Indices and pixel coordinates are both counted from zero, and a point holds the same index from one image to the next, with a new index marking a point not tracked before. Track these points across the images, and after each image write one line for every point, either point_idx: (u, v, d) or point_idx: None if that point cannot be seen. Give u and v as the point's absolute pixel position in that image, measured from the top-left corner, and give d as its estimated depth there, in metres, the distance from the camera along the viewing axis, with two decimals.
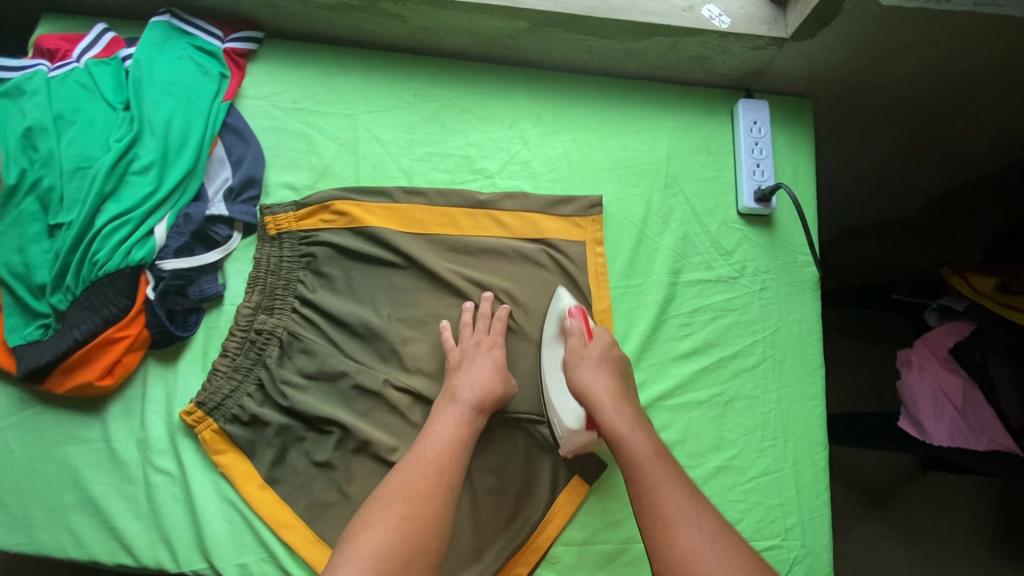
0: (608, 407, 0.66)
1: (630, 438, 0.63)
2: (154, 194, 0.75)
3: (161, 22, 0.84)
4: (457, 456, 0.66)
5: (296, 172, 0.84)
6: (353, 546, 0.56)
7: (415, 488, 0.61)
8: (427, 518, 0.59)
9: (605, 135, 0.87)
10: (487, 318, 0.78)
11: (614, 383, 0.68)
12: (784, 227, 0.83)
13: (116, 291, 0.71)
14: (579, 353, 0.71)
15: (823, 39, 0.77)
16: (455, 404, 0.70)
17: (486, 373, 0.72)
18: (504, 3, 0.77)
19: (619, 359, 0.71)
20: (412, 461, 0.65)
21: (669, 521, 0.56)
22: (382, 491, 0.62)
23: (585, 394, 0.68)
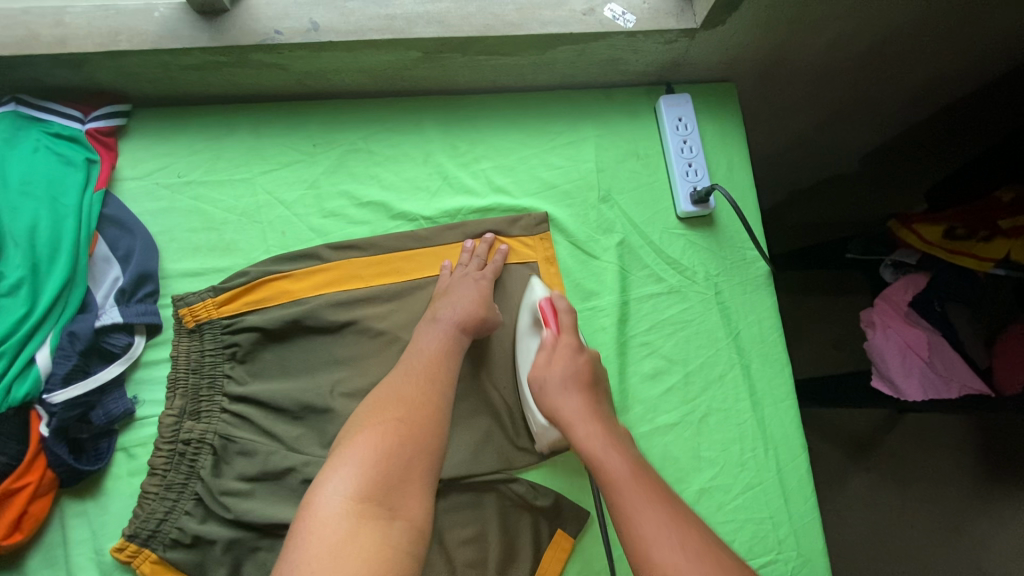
0: (581, 432, 0.61)
1: (609, 461, 0.57)
2: (28, 316, 0.65)
3: (6, 112, 0.73)
4: (447, 369, 0.66)
5: (196, 254, 0.75)
6: (343, 469, 0.55)
7: (408, 399, 0.61)
8: (422, 424, 0.59)
9: (528, 156, 0.81)
10: (479, 256, 0.76)
11: (588, 404, 0.64)
12: (727, 224, 0.79)
13: (3, 439, 0.62)
14: (541, 372, 0.67)
15: (733, 23, 0.73)
16: (437, 325, 0.69)
17: (469, 296, 0.71)
18: (389, 36, 0.70)
19: (587, 368, 0.66)
20: (399, 377, 0.64)
21: (650, 552, 0.48)
22: (371, 407, 0.61)
23: (560, 421, 0.64)
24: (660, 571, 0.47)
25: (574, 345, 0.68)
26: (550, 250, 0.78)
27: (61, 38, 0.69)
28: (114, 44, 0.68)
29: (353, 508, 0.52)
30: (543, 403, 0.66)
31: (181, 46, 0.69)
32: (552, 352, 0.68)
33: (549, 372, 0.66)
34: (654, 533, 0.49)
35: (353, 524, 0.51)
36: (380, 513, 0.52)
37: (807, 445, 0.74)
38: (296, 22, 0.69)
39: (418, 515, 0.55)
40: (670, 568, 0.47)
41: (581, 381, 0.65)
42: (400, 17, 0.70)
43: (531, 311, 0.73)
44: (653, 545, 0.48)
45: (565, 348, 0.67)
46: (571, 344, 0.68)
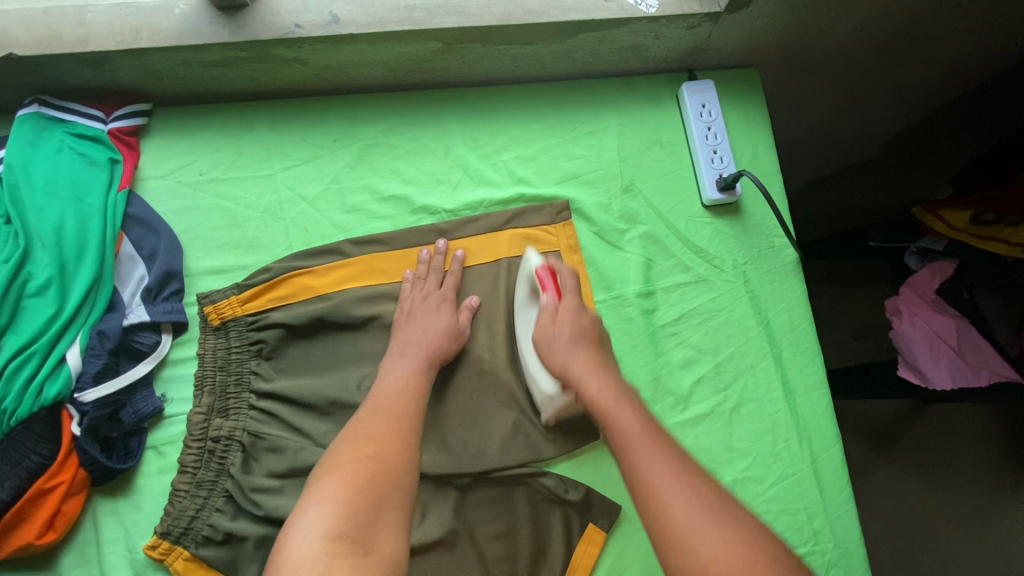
0: (591, 385, 0.61)
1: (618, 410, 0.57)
2: (58, 317, 0.65)
3: (30, 114, 0.74)
4: (418, 401, 0.64)
5: (221, 252, 0.75)
6: (317, 508, 0.53)
7: (378, 433, 0.60)
8: (394, 459, 0.58)
9: (550, 146, 0.80)
10: (438, 270, 0.75)
11: (594, 357, 0.64)
12: (754, 211, 0.78)
13: (35, 438, 0.62)
14: (547, 331, 0.66)
15: (758, 6, 0.71)
16: (405, 356, 0.68)
17: (433, 326, 0.70)
18: (410, 27, 0.69)
19: (592, 327, 0.67)
20: (369, 412, 0.62)
21: (661, 499, 0.49)
22: (340, 445, 0.59)
23: (568, 375, 0.63)
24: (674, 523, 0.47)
25: (577, 304, 0.67)
26: (573, 238, 0.77)
27: (83, 37, 0.69)
28: (136, 42, 0.68)
29: (326, 547, 0.49)
30: (551, 359, 0.65)
31: (201, 42, 0.69)
32: (557, 313, 0.67)
33: (557, 329, 0.66)
34: (664, 478, 0.50)
35: (327, 563, 0.48)
36: (355, 550, 0.50)
37: (841, 435, 0.73)
38: (315, 15, 0.69)
39: (394, 549, 0.53)
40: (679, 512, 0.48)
41: (590, 338, 0.66)
42: (420, 8, 0.69)
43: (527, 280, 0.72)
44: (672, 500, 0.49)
45: (568, 310, 0.67)
46: (574, 304, 0.67)
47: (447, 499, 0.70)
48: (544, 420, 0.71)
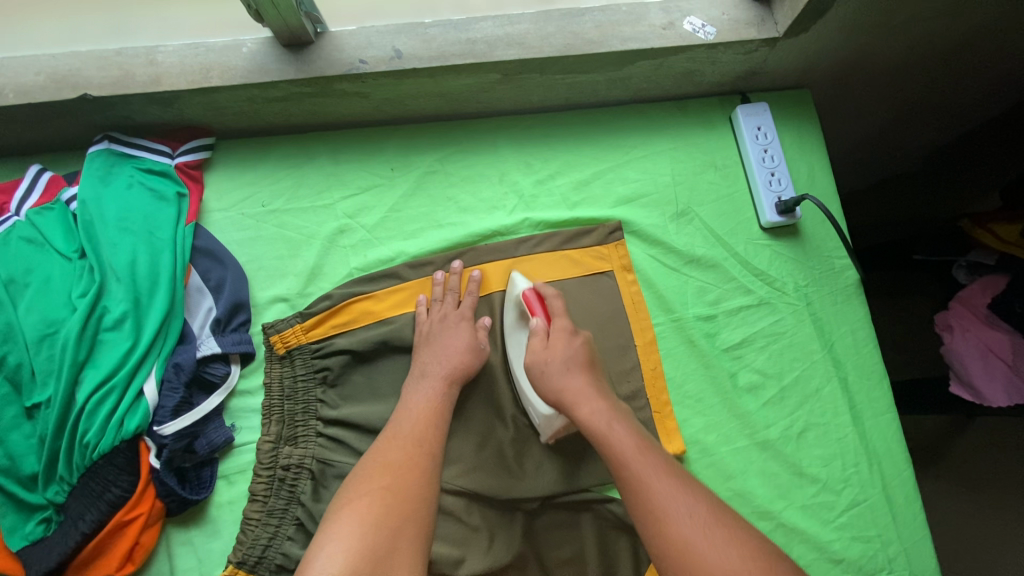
0: (585, 408, 0.62)
1: (617, 436, 0.60)
2: (134, 350, 0.67)
3: (100, 150, 0.76)
4: (437, 428, 0.66)
5: (284, 281, 0.76)
6: (330, 543, 0.55)
7: (393, 463, 0.62)
8: (407, 492, 0.61)
9: (604, 170, 0.81)
10: (453, 291, 0.75)
11: (591, 387, 0.65)
12: (813, 232, 0.78)
13: (116, 471, 0.64)
14: (541, 355, 0.66)
15: (816, 31, 0.72)
16: (426, 380, 0.69)
17: (454, 343, 0.70)
18: (471, 60, 0.70)
19: (583, 349, 0.67)
20: (388, 438, 0.65)
21: (665, 522, 0.53)
22: (357, 476, 0.62)
23: (564, 401, 0.64)
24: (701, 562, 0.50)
25: (568, 328, 0.68)
26: (625, 257, 0.77)
27: (155, 77, 0.70)
28: (207, 81, 0.70)
29: None
30: (546, 384, 0.65)
31: (269, 80, 0.70)
32: (549, 337, 0.67)
33: (549, 354, 0.66)
34: (665, 506, 0.54)
35: None
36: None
37: (910, 459, 0.73)
38: (379, 50, 0.71)
39: None
40: (701, 546, 0.51)
41: (581, 361, 0.66)
42: (481, 41, 0.71)
43: (516, 304, 0.73)
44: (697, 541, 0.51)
45: (559, 333, 0.68)
46: (565, 328, 0.68)
47: (515, 525, 0.69)
48: (545, 441, 0.71)
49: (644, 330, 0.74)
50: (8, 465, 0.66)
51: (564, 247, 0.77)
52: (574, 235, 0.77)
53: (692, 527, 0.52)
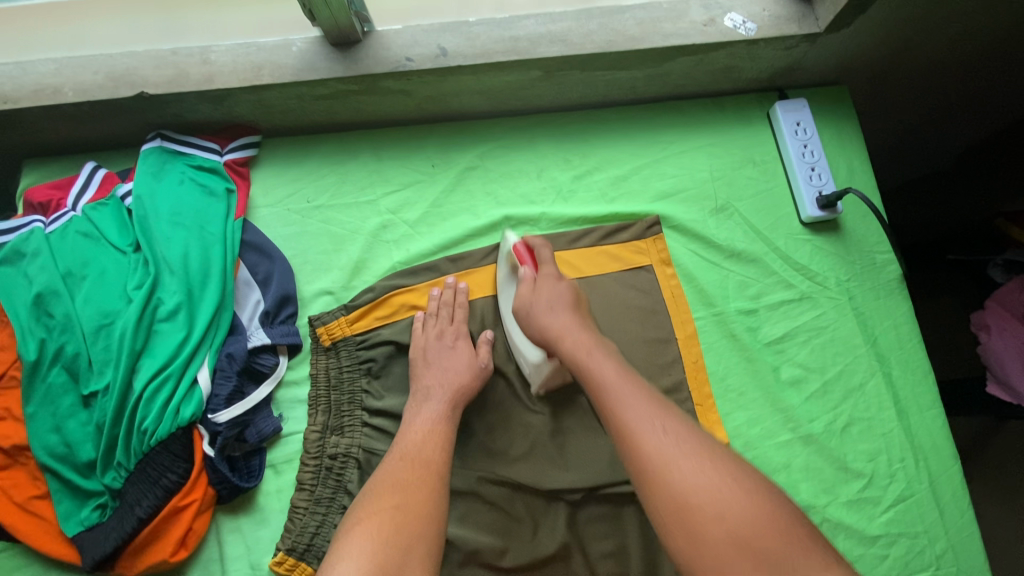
0: (569, 342, 0.60)
1: (598, 368, 0.56)
2: (187, 340, 0.69)
3: (153, 148, 0.78)
4: (443, 447, 0.64)
5: (328, 275, 0.78)
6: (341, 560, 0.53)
7: (402, 480, 0.60)
8: (419, 510, 0.58)
9: (643, 165, 0.81)
10: (449, 306, 0.75)
11: (576, 320, 0.62)
12: (854, 227, 0.78)
13: (172, 457, 0.66)
14: (527, 299, 0.66)
15: (858, 27, 0.72)
16: (429, 403, 0.68)
17: (454, 366, 0.70)
18: (516, 57, 0.72)
19: (569, 290, 0.65)
20: (394, 457, 0.63)
21: (665, 467, 0.48)
22: (366, 497, 0.59)
23: (547, 338, 0.62)
24: (672, 471, 0.47)
25: (554, 273, 0.67)
26: (664, 252, 0.77)
27: (209, 75, 0.73)
28: (258, 79, 0.72)
29: None
30: (530, 325, 0.64)
31: (318, 77, 0.72)
32: (537, 283, 0.67)
33: (534, 296, 0.65)
34: (644, 420, 0.51)
35: None
36: None
37: (958, 455, 0.72)
38: (425, 48, 0.72)
39: None
40: (676, 463, 0.48)
41: (568, 301, 0.64)
42: (525, 38, 0.72)
43: (509, 262, 0.74)
44: (673, 454, 0.48)
45: (546, 278, 0.67)
46: (552, 274, 0.67)
47: (559, 516, 0.70)
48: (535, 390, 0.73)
49: (684, 324, 0.75)
50: (65, 451, 0.68)
51: (603, 243, 0.78)
52: (612, 231, 0.78)
53: (690, 470, 0.47)
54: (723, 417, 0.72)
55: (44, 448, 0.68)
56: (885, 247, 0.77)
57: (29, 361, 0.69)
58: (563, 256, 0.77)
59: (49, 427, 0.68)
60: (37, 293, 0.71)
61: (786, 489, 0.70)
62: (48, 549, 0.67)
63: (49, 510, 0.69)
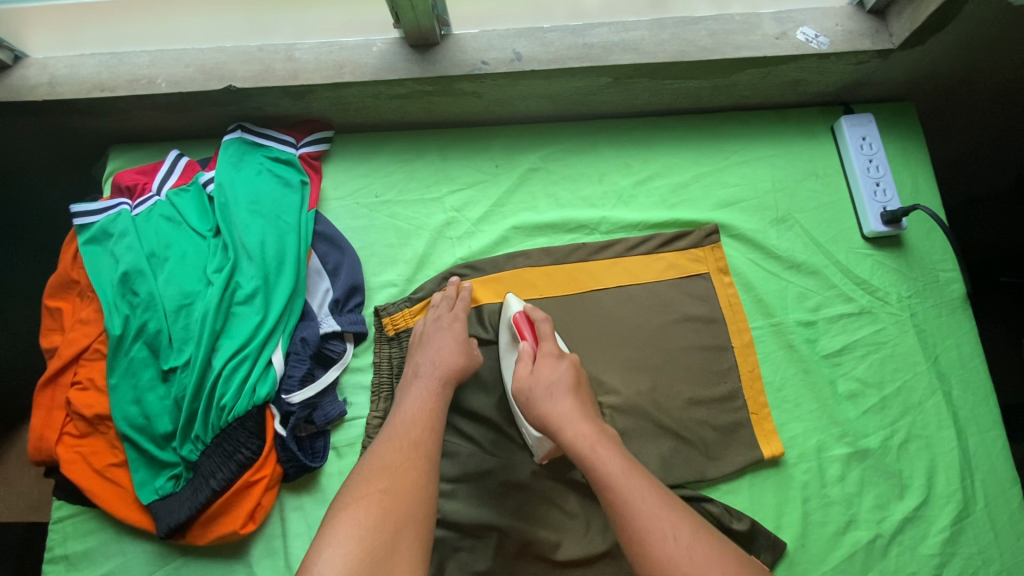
0: (571, 432, 0.61)
1: (602, 459, 0.58)
2: (263, 323, 0.72)
3: (234, 139, 0.82)
4: (433, 429, 0.65)
5: (394, 268, 0.80)
6: (330, 543, 0.53)
7: (392, 465, 0.60)
8: (407, 493, 0.58)
9: (705, 174, 0.82)
10: (450, 298, 0.76)
11: (577, 406, 0.64)
12: (918, 244, 0.78)
13: (247, 433, 0.69)
14: (526, 382, 0.67)
15: (932, 44, 0.73)
16: (420, 383, 0.68)
17: (447, 343, 0.71)
18: (588, 63, 0.73)
19: (569, 372, 0.66)
20: (384, 441, 0.63)
21: (653, 550, 0.51)
22: (356, 478, 0.59)
23: (550, 425, 0.63)
24: (671, 553, 0.50)
25: (555, 351, 0.68)
26: (722, 260, 0.78)
27: (293, 72, 0.76)
28: (339, 76, 0.75)
29: None
30: (534, 411, 0.65)
31: (396, 77, 0.75)
32: (535, 363, 0.68)
33: (535, 380, 0.66)
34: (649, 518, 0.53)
35: None
36: None
37: (1018, 480, 0.72)
38: (500, 53, 0.75)
39: None
40: (682, 563, 0.50)
41: (568, 385, 0.65)
42: (597, 46, 0.74)
43: (509, 330, 0.74)
44: (676, 554, 0.50)
45: (546, 356, 0.68)
46: (551, 351, 0.68)
47: None
48: (538, 459, 0.71)
49: (742, 332, 0.75)
50: (144, 423, 0.71)
51: (661, 249, 0.79)
52: (670, 238, 0.79)
53: (682, 543, 0.51)
54: (778, 427, 0.73)
55: (124, 418, 0.71)
56: (948, 265, 0.77)
57: (115, 335, 0.72)
58: (621, 261, 0.79)
59: (129, 398, 0.72)
60: (124, 272, 0.75)
61: (840, 502, 0.70)
62: (124, 515, 0.71)
63: (125, 479, 0.72)
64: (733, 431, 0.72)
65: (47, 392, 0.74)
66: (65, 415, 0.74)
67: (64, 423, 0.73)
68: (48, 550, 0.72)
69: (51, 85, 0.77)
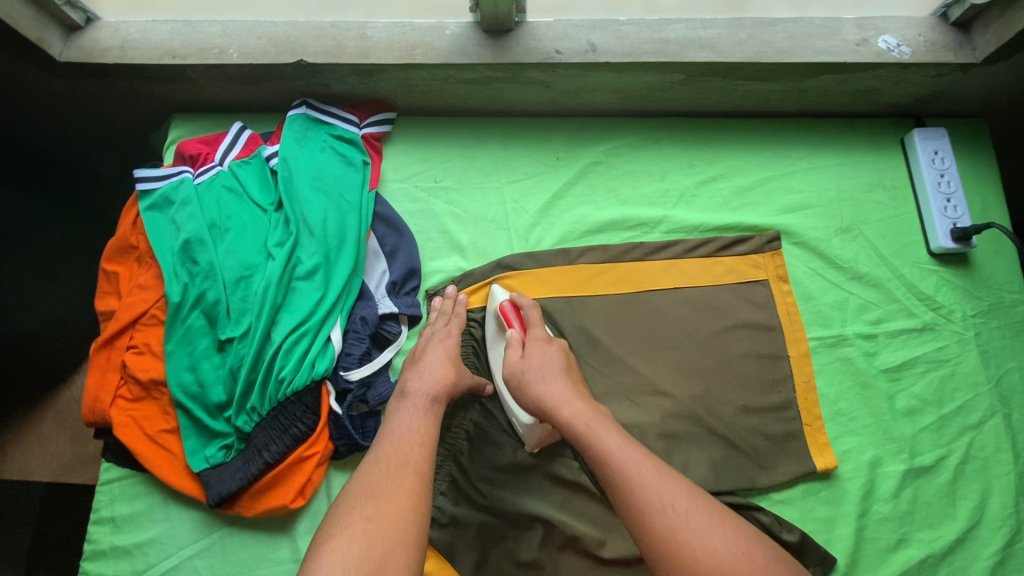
0: (568, 413, 0.59)
1: (598, 436, 0.56)
2: (322, 300, 0.72)
3: (298, 115, 0.82)
4: (426, 445, 0.61)
5: (449, 254, 0.80)
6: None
7: (378, 488, 0.55)
8: (394, 515, 0.54)
9: (769, 178, 0.81)
10: (447, 314, 0.74)
11: (573, 389, 0.61)
12: (984, 264, 0.77)
13: (304, 409, 0.69)
14: (517, 366, 0.65)
15: (1017, 60, 0.72)
16: (408, 400, 0.64)
17: (439, 359, 0.68)
18: (663, 59, 0.73)
19: (559, 355, 0.65)
20: (371, 463, 0.59)
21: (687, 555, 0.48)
22: (339, 507, 0.55)
23: (546, 407, 0.60)
24: (677, 532, 0.48)
25: (544, 336, 0.67)
26: (781, 268, 0.77)
27: (365, 50, 0.76)
28: (411, 57, 0.75)
29: None
30: (526, 395, 0.62)
31: (469, 61, 0.74)
32: (525, 348, 0.67)
33: (526, 363, 0.64)
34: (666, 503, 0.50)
35: None
36: None
37: None
38: (575, 43, 0.74)
39: None
40: (690, 538, 0.48)
41: (559, 366, 0.64)
42: (674, 41, 0.73)
43: (490, 296, 0.75)
44: (674, 518, 0.49)
45: (535, 342, 0.67)
46: (540, 337, 0.67)
47: None
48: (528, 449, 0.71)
49: (796, 341, 0.74)
50: (198, 391, 0.71)
51: (719, 253, 0.78)
52: (729, 243, 0.78)
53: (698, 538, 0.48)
54: (831, 438, 0.72)
55: (179, 385, 0.71)
56: (1014, 287, 0.76)
57: (173, 302, 0.72)
58: (678, 262, 0.78)
59: (185, 366, 0.72)
60: (185, 240, 0.75)
61: (891, 519, 0.69)
62: (173, 482, 0.71)
63: (176, 445, 0.72)
64: (786, 440, 0.71)
65: (103, 353, 0.74)
66: (120, 378, 0.74)
67: (118, 386, 0.74)
68: (95, 511, 0.72)
69: (123, 49, 0.77)
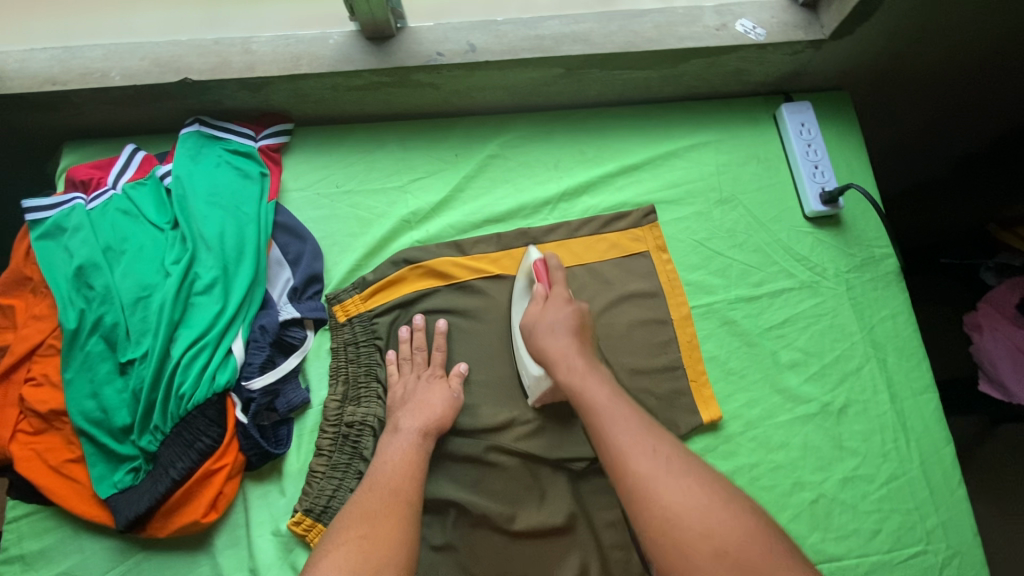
0: (564, 368, 0.62)
1: (588, 389, 0.60)
2: (222, 313, 0.73)
3: (191, 132, 0.82)
4: (416, 478, 0.64)
5: (353, 253, 0.81)
6: None
7: (372, 510, 0.59)
8: (389, 536, 0.56)
9: (656, 159, 0.85)
10: (361, 320, 0.77)
11: (574, 345, 0.64)
12: (854, 223, 0.83)
13: (207, 422, 0.69)
14: (537, 316, 0.68)
15: (861, 34, 0.77)
16: (401, 434, 0.68)
17: (431, 401, 0.71)
18: (539, 54, 0.76)
19: (574, 315, 0.67)
20: (366, 488, 0.62)
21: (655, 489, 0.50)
22: (335, 527, 0.57)
23: (545, 358, 0.65)
24: (653, 489, 0.50)
25: (565, 295, 0.69)
26: (659, 238, 0.81)
27: (250, 64, 0.77)
28: (296, 68, 0.76)
29: None
30: (532, 341, 0.67)
31: (353, 68, 0.76)
32: (546, 302, 0.69)
33: (541, 315, 0.67)
34: (633, 444, 0.53)
35: None
36: None
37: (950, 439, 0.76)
38: (455, 44, 0.77)
39: None
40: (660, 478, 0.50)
41: (571, 326, 0.66)
42: (548, 37, 0.77)
43: (527, 276, 0.75)
44: (659, 474, 0.51)
45: (556, 298, 0.69)
46: (563, 295, 0.69)
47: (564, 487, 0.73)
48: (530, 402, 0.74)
49: (678, 305, 0.79)
50: (101, 416, 0.70)
51: (602, 230, 0.82)
52: (609, 219, 0.82)
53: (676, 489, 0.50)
54: (728, 398, 0.76)
55: (80, 412, 0.70)
56: (882, 242, 0.82)
57: (69, 329, 0.71)
58: (564, 243, 0.81)
59: (85, 392, 0.71)
60: (78, 266, 0.74)
61: (785, 467, 0.73)
62: (82, 511, 0.69)
63: (82, 474, 0.71)
64: (686, 404, 0.75)
65: None
66: (19, 413, 0.72)
67: (18, 421, 0.72)
68: (2, 551, 0.70)
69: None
